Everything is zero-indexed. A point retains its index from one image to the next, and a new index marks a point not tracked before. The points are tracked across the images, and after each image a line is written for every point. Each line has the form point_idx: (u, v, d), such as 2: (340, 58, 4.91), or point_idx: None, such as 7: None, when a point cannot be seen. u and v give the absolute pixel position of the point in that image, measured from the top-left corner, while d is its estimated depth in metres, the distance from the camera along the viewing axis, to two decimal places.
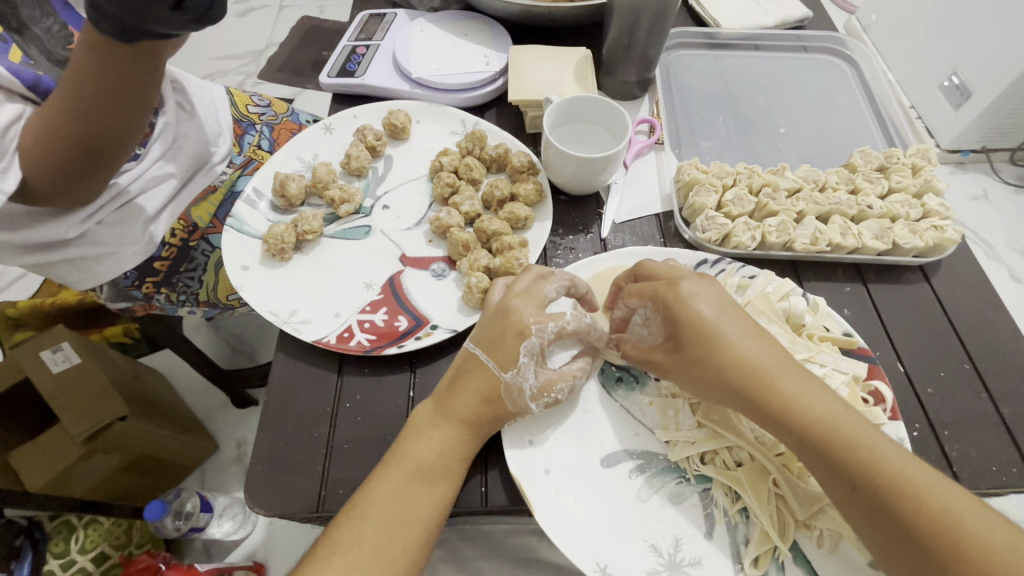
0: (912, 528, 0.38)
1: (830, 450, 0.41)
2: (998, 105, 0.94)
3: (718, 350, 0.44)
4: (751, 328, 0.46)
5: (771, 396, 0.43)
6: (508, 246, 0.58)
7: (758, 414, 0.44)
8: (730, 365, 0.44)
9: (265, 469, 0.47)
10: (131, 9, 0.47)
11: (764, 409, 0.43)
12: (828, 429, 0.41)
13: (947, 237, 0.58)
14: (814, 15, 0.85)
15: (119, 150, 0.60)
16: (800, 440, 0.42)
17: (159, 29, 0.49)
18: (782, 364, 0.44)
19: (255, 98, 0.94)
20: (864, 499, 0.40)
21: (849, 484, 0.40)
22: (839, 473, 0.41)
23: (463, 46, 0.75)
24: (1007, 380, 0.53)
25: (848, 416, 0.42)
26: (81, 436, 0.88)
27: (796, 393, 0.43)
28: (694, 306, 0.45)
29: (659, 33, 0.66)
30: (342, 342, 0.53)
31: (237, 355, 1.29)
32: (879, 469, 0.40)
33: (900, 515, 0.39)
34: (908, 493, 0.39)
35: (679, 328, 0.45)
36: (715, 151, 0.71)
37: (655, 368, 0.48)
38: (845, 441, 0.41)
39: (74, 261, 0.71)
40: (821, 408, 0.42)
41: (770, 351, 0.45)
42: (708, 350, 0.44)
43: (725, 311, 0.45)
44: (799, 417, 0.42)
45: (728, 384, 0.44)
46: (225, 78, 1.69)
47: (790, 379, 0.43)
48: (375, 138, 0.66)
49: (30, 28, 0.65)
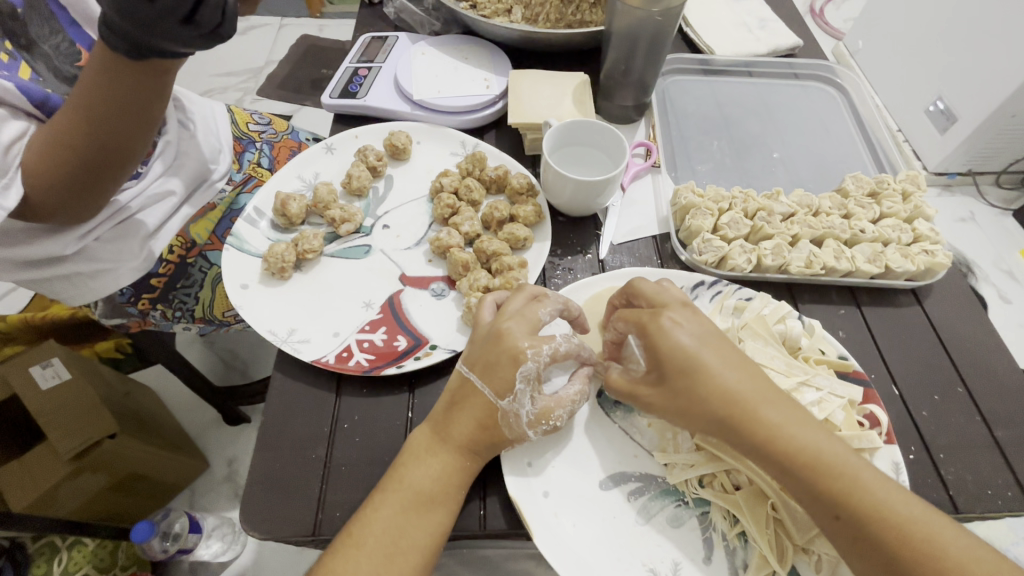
0: (897, 558, 0.39)
1: (815, 481, 0.41)
2: (986, 126, 0.99)
3: (701, 379, 0.44)
4: (732, 358, 0.45)
5: (752, 427, 0.43)
6: (507, 266, 0.59)
7: (744, 443, 0.43)
8: (713, 395, 0.43)
9: (260, 492, 0.47)
10: (141, 23, 0.48)
11: (748, 439, 0.43)
12: (811, 459, 0.41)
13: (938, 261, 0.59)
14: (805, 43, 0.87)
15: (122, 167, 0.60)
16: (787, 470, 0.42)
17: (170, 44, 0.51)
18: (766, 396, 0.44)
19: (255, 116, 0.96)
20: (847, 528, 0.40)
21: (833, 514, 0.41)
22: (824, 504, 0.41)
23: (464, 69, 0.76)
24: (1000, 403, 0.54)
25: (831, 445, 0.42)
26: (68, 453, 0.87)
27: (780, 422, 0.43)
28: (666, 336, 0.45)
29: (656, 59, 0.68)
30: (340, 362, 0.53)
31: (230, 371, 1.29)
32: (863, 498, 0.40)
33: (884, 545, 0.39)
34: (892, 523, 0.39)
35: (662, 359, 0.45)
36: (711, 175, 0.73)
37: (641, 403, 0.47)
38: (830, 472, 0.41)
39: (69, 277, 0.70)
40: (805, 439, 0.42)
41: (754, 380, 0.44)
42: (691, 380, 0.44)
43: (702, 341, 0.45)
44: (783, 448, 0.42)
45: (712, 414, 0.43)
46: (224, 95, 1.71)
47: (774, 409, 0.43)
48: (376, 159, 0.67)
49: (39, 46, 0.66)
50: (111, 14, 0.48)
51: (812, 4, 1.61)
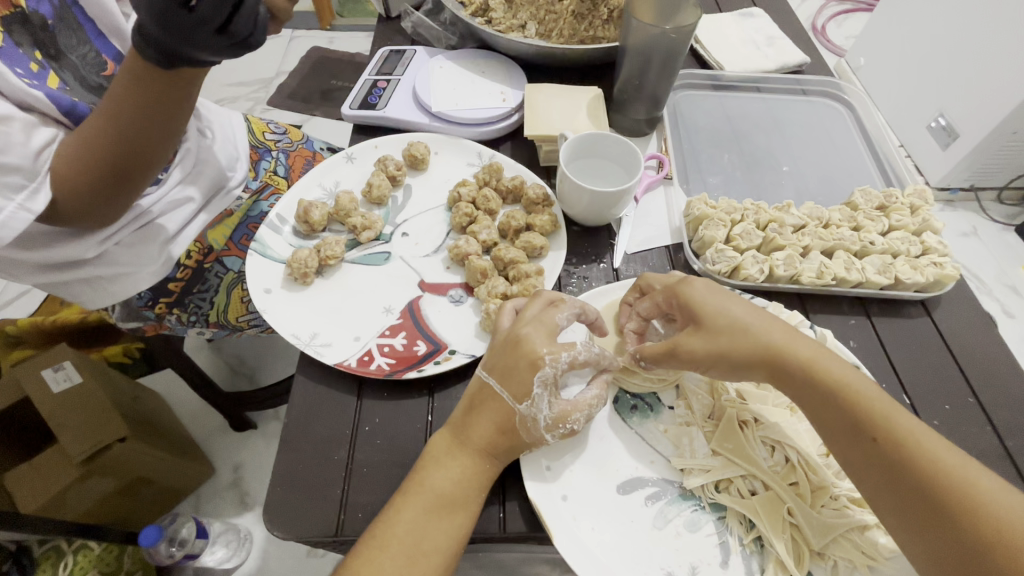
0: (932, 482, 0.41)
1: (852, 407, 0.44)
2: (987, 142, 1.03)
3: (734, 323, 0.48)
4: (759, 310, 0.50)
5: (784, 364, 0.47)
6: (525, 274, 0.60)
7: (777, 377, 0.48)
8: (752, 331, 0.48)
9: (283, 492, 0.48)
10: (178, 35, 0.50)
11: (786, 371, 0.47)
12: (845, 388, 0.45)
13: (947, 273, 0.61)
14: (813, 60, 0.89)
15: (146, 170, 0.61)
16: (824, 399, 0.45)
17: (199, 52, 0.52)
18: (796, 337, 0.48)
19: (272, 125, 0.98)
20: (884, 452, 0.43)
21: (870, 438, 0.43)
22: (860, 428, 0.44)
23: (480, 83, 0.78)
24: (1010, 414, 0.54)
25: (861, 380, 0.46)
26: (77, 457, 0.87)
27: (813, 356, 0.47)
28: (691, 290, 0.50)
29: (669, 75, 0.70)
30: (362, 365, 0.54)
31: (237, 377, 1.29)
32: (895, 428, 0.43)
33: (918, 471, 0.41)
34: (923, 452, 0.42)
35: (698, 309, 0.49)
36: (721, 187, 0.74)
37: (681, 353, 0.49)
38: (863, 401, 0.44)
39: (89, 281, 0.72)
40: (839, 371, 0.46)
41: (784, 326, 0.49)
42: (730, 321, 0.48)
43: (727, 296, 0.50)
44: (821, 376, 0.46)
45: (746, 352, 0.47)
46: (236, 104, 1.75)
47: (805, 346, 0.47)
48: (396, 168, 0.69)
49: (67, 56, 0.68)
50: (146, 23, 0.50)
51: (814, 22, 1.66)
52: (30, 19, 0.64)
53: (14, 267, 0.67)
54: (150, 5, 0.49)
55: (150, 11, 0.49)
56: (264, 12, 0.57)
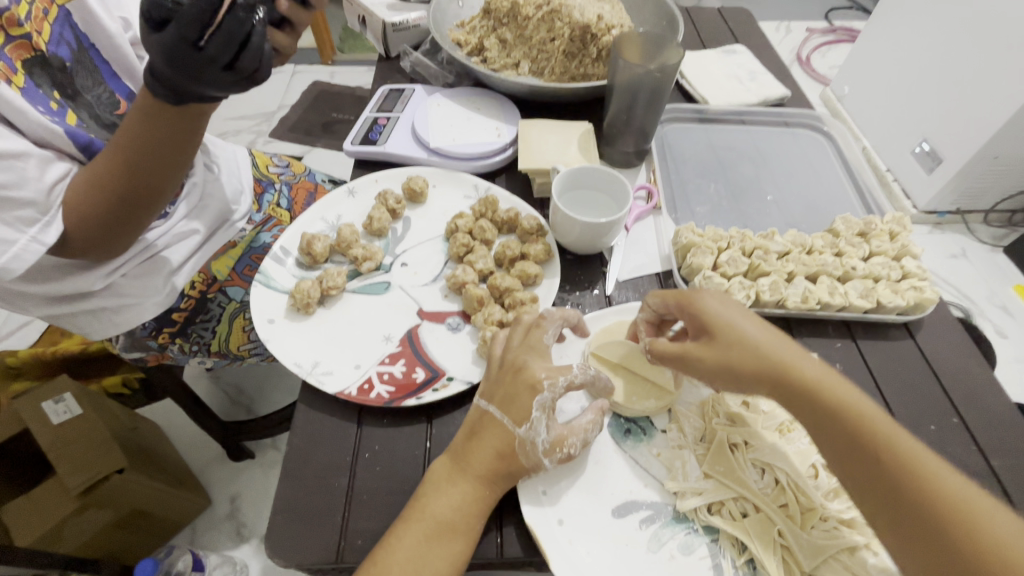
0: (932, 505, 0.40)
1: (853, 427, 0.45)
2: (970, 166, 1.09)
3: (743, 337, 0.49)
4: (768, 329, 0.51)
5: (788, 380, 0.47)
6: (520, 301, 0.62)
7: (780, 393, 0.48)
8: (757, 347, 0.49)
9: (285, 519, 0.48)
10: (187, 72, 0.53)
11: (789, 389, 0.48)
12: (847, 408, 0.45)
13: (926, 296, 0.63)
14: (793, 94, 0.94)
15: (152, 202, 0.63)
16: (826, 419, 0.46)
17: (207, 88, 0.55)
18: (802, 355, 0.49)
19: (275, 159, 1.02)
20: (886, 474, 0.42)
21: (873, 458, 0.43)
22: (862, 448, 0.44)
23: (476, 119, 0.82)
24: (994, 433, 0.56)
25: (866, 401, 0.46)
26: (75, 489, 0.87)
27: (817, 375, 0.47)
28: (704, 303, 0.52)
29: (656, 110, 0.74)
30: (362, 393, 0.55)
31: (236, 406, 1.30)
32: (896, 448, 0.43)
33: (918, 494, 0.41)
34: (924, 474, 0.41)
35: (710, 321, 0.51)
36: (709, 216, 0.77)
37: (690, 362, 0.51)
38: (863, 420, 0.45)
39: (94, 312, 0.73)
40: (842, 392, 0.46)
41: (789, 345, 0.50)
42: (735, 335, 0.50)
43: (739, 313, 0.51)
44: (824, 395, 0.46)
45: (752, 366, 0.48)
46: (239, 137, 1.80)
47: (810, 364, 0.48)
48: (396, 202, 0.72)
49: (83, 96, 0.71)
50: (158, 63, 0.52)
51: (798, 53, 1.73)
52: (50, 61, 0.67)
53: (23, 298, 0.69)
54: (162, 45, 0.51)
55: (161, 51, 0.51)
56: (270, 46, 0.59)
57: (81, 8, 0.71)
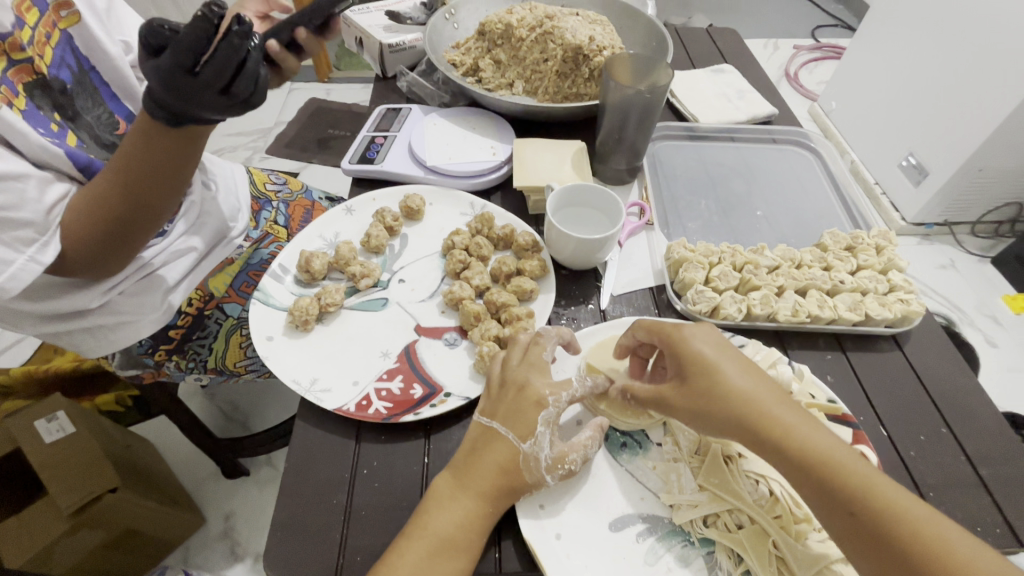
0: (910, 555, 0.40)
1: (828, 477, 0.44)
2: (956, 179, 1.13)
3: (720, 383, 0.48)
4: (748, 369, 0.50)
5: (759, 431, 0.46)
6: (516, 316, 0.63)
7: (755, 443, 0.47)
8: (731, 395, 0.48)
9: (284, 536, 0.49)
10: (182, 97, 0.54)
11: (763, 440, 0.46)
12: (823, 457, 0.44)
13: (913, 309, 0.64)
14: (781, 112, 0.96)
15: (152, 222, 0.64)
16: (801, 470, 0.45)
17: (203, 112, 0.56)
18: (778, 399, 0.48)
19: (273, 177, 1.04)
20: (862, 525, 0.42)
21: (848, 509, 0.43)
22: (838, 499, 0.43)
23: (472, 138, 0.84)
24: (982, 442, 0.57)
25: (843, 447, 0.45)
26: (67, 509, 0.86)
27: (792, 422, 0.46)
28: (686, 342, 0.51)
29: (647, 128, 0.76)
30: (360, 410, 0.55)
31: (230, 423, 1.29)
32: (874, 495, 0.42)
33: (896, 544, 0.41)
34: (902, 521, 0.41)
35: (688, 363, 0.50)
36: (700, 231, 0.79)
37: (665, 405, 0.51)
38: (839, 469, 0.44)
39: (91, 330, 0.74)
40: (819, 440, 0.45)
41: (766, 387, 0.49)
42: (710, 380, 0.48)
43: (723, 353, 0.50)
44: (798, 445, 0.45)
45: (726, 416, 0.47)
46: (235, 153, 1.81)
47: (785, 410, 0.47)
48: (393, 219, 0.73)
49: (83, 117, 0.72)
50: (155, 87, 0.53)
51: (785, 70, 1.78)
52: (51, 84, 0.68)
53: (20, 317, 0.69)
54: (159, 70, 0.52)
55: (158, 77, 0.52)
56: (266, 70, 0.60)
57: (82, 33, 0.72)
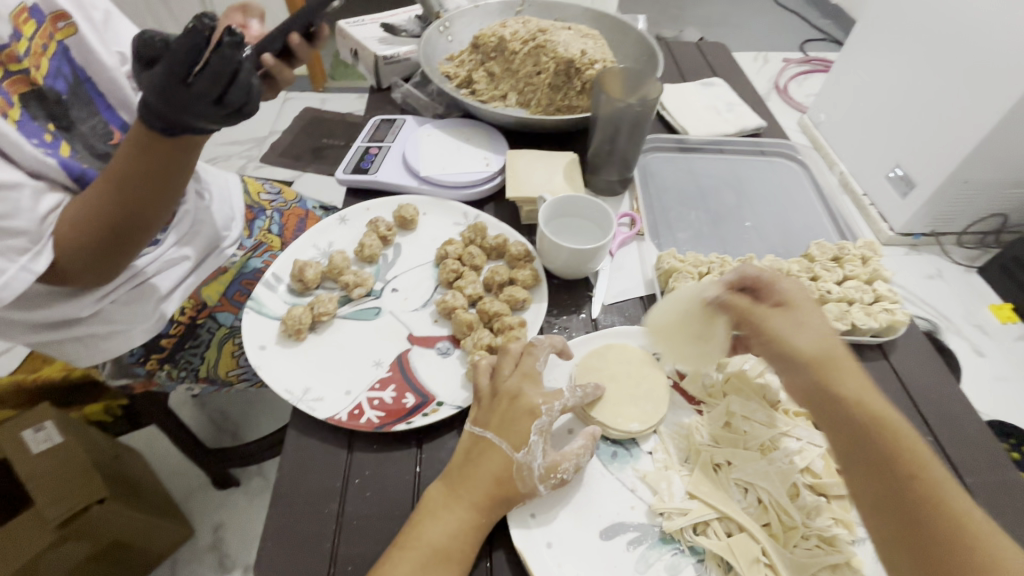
0: (944, 516, 0.41)
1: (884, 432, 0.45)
2: (941, 191, 1.16)
3: (804, 319, 0.51)
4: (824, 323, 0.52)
5: (831, 380, 0.48)
6: (509, 325, 0.63)
7: (817, 380, 0.48)
8: (811, 332, 0.50)
9: (275, 547, 0.48)
10: (175, 105, 0.55)
11: (828, 380, 0.48)
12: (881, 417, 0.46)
13: (898, 318, 0.66)
14: (769, 125, 0.98)
15: (145, 230, 0.64)
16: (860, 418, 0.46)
17: (196, 120, 0.56)
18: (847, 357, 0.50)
19: (267, 187, 1.04)
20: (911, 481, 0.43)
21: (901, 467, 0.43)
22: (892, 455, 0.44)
23: (465, 149, 0.85)
24: (967, 451, 0.58)
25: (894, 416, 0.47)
26: (54, 521, 0.85)
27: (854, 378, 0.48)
28: (781, 283, 0.54)
29: (638, 139, 0.77)
30: (352, 419, 0.56)
31: (221, 433, 1.28)
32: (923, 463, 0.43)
33: (934, 508, 0.41)
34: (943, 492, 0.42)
35: (785, 296, 0.53)
36: (690, 242, 0.80)
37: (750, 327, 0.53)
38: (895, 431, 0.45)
39: (81, 339, 0.73)
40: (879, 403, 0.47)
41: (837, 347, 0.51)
42: (796, 313, 0.51)
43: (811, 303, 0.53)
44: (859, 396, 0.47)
45: (804, 345, 0.49)
46: (229, 162, 1.81)
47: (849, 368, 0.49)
48: (387, 229, 0.74)
49: (78, 127, 0.72)
50: (149, 96, 0.54)
51: (774, 83, 1.81)
52: (46, 94, 0.68)
53: (8, 326, 0.68)
54: (153, 83, 0.53)
55: (153, 86, 0.53)
56: (260, 80, 0.60)
57: (79, 44, 0.73)
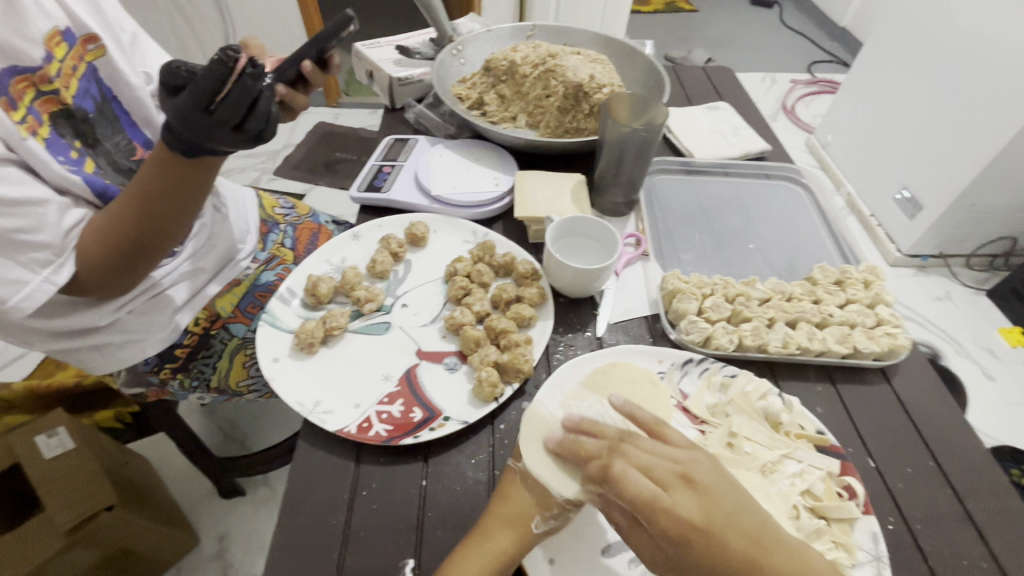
0: None
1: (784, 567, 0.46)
2: (948, 215, 1.18)
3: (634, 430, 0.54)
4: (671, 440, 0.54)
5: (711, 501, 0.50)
6: (515, 342, 0.65)
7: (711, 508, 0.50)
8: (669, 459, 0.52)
9: (283, 557, 0.50)
10: (197, 132, 0.57)
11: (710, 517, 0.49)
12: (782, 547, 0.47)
13: (899, 343, 0.66)
14: (774, 148, 1.00)
15: (162, 245, 0.66)
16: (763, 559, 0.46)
17: (216, 144, 0.59)
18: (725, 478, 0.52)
19: (281, 201, 1.07)
20: None
21: None
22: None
23: (475, 169, 0.87)
24: (968, 476, 0.58)
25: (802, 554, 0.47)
26: (64, 527, 0.86)
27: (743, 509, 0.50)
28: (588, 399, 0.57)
29: (644, 162, 0.79)
30: (361, 432, 0.57)
31: (229, 442, 1.30)
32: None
33: None
34: None
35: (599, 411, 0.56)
36: (695, 263, 0.81)
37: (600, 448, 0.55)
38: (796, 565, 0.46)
39: (99, 347, 0.75)
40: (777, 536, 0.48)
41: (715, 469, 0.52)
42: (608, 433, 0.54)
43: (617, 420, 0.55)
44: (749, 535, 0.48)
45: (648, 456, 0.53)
46: (244, 173, 1.86)
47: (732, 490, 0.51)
48: (398, 246, 0.76)
49: (102, 144, 0.75)
50: (173, 123, 0.57)
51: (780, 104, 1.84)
52: (74, 113, 0.72)
53: (29, 334, 0.71)
54: (176, 109, 0.56)
55: (177, 115, 0.56)
56: (278, 107, 0.62)
57: (106, 64, 0.76)
